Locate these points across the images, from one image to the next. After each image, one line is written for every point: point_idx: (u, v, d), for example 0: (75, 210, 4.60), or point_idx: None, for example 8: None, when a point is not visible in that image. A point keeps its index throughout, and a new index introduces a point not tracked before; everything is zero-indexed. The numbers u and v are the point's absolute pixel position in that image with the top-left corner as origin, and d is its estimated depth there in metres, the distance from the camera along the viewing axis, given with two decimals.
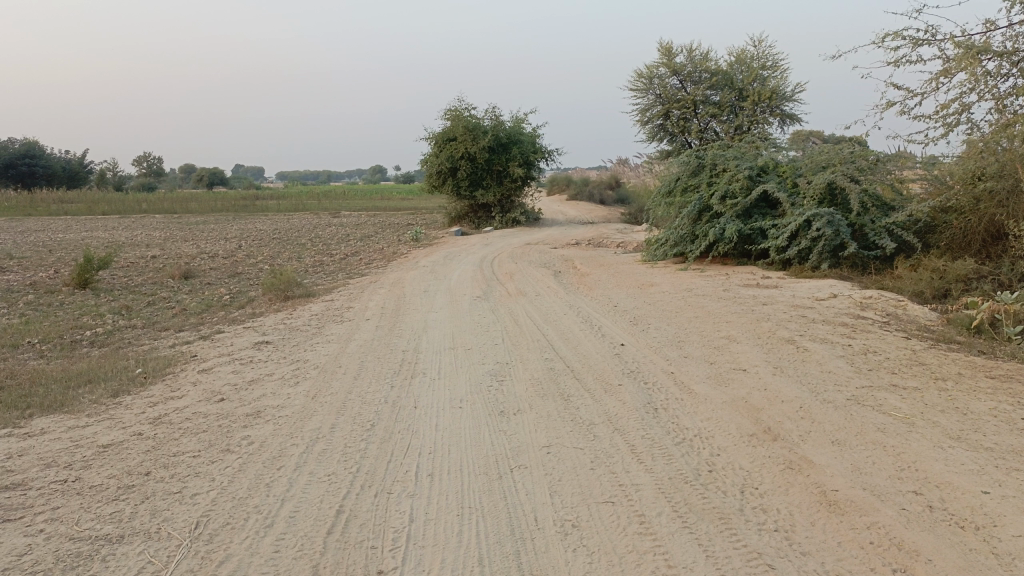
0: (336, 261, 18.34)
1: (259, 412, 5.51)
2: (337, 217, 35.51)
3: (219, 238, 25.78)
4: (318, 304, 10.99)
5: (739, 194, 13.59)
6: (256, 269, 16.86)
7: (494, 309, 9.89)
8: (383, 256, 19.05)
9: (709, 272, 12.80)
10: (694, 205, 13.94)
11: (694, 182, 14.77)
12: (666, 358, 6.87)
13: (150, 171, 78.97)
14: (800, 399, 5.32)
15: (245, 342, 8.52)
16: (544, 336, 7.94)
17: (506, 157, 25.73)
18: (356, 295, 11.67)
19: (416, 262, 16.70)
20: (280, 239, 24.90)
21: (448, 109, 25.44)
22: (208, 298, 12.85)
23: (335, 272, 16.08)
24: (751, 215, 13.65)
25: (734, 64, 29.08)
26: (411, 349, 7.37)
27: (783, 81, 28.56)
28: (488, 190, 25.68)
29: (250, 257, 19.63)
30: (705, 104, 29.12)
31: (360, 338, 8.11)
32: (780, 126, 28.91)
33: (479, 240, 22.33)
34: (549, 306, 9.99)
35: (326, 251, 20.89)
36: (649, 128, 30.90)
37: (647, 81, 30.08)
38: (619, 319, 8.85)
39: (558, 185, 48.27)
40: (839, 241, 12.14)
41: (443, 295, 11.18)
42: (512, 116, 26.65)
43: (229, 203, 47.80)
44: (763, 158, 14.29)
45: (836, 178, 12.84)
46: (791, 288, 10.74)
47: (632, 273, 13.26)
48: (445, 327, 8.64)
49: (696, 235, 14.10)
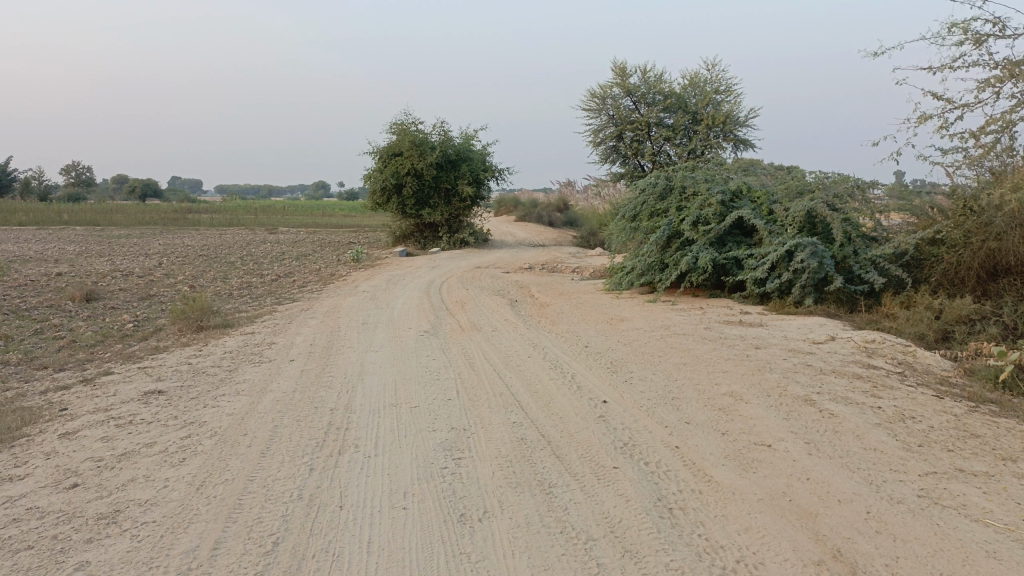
0: (266, 283, 16.55)
1: (116, 513, 3.90)
2: (273, 233, 33.47)
3: (138, 253, 23.60)
4: (234, 339, 9.30)
5: (712, 220, 12.47)
6: (173, 291, 14.96)
7: (445, 349, 8.37)
8: (318, 279, 17.33)
9: (682, 306, 11.59)
10: (664, 231, 12.73)
11: (662, 205, 13.60)
12: (662, 422, 5.50)
13: (78, 180, 74.77)
14: (861, 500, 3.99)
15: (132, 390, 6.81)
16: (508, 389, 6.49)
17: (455, 174, 24.33)
18: (283, 326, 10.00)
19: (355, 286, 15.07)
20: (207, 256, 22.86)
21: (394, 122, 23.97)
22: (107, 326, 11.00)
23: (262, 296, 14.32)
24: (726, 243, 12.51)
25: (687, 87, 28.45)
26: (340, 407, 5.80)
27: (737, 105, 27.97)
28: (435, 208, 24.25)
29: (169, 276, 17.66)
30: (659, 126, 28.34)
31: (277, 388, 6.51)
32: (734, 151, 28.27)
33: (425, 261, 20.76)
34: (512, 346, 8.52)
35: (256, 272, 19.04)
36: (602, 150, 29.90)
37: (600, 101, 29.20)
38: (594, 365, 7.46)
39: (506, 206, 47.10)
40: (824, 274, 11.06)
41: (385, 328, 9.62)
42: (461, 132, 25.30)
43: (160, 216, 44.97)
44: (736, 182, 13.25)
45: (817, 206, 11.83)
46: (779, 327, 9.57)
47: (598, 305, 11.96)
48: (386, 374, 7.09)
49: (665, 263, 12.88)
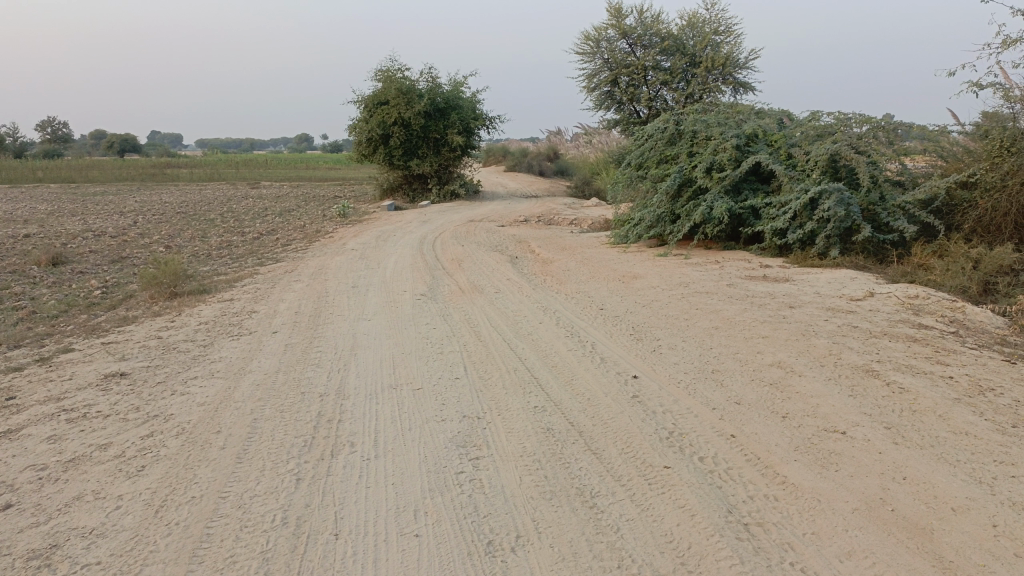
0: (247, 242, 15.59)
1: (52, 551, 3.11)
2: (256, 188, 32.25)
3: (113, 212, 22.49)
4: (211, 307, 8.43)
5: (727, 166, 11.58)
6: (147, 252, 13.97)
7: (446, 315, 7.55)
8: (304, 236, 16.38)
9: (696, 260, 10.77)
10: (675, 179, 11.84)
11: (671, 152, 12.68)
12: (708, 403, 4.72)
13: (55, 136, 72.39)
14: (979, 509, 3.23)
15: (91, 371, 5.96)
16: (522, 364, 5.69)
17: (444, 123, 23.18)
18: (265, 291, 9.13)
19: (343, 244, 14.15)
20: (186, 214, 21.77)
21: (379, 69, 22.69)
22: (73, 295, 10.07)
23: (244, 257, 13.38)
24: (741, 191, 11.64)
25: (685, 28, 27.14)
26: (331, 391, 4.99)
27: (736, 47, 26.71)
28: (424, 159, 23.17)
29: (144, 237, 16.64)
30: (656, 70, 27.10)
31: (257, 368, 5.67)
32: (734, 95, 27.11)
33: (415, 216, 19.78)
34: (520, 309, 7.70)
35: (237, 229, 18.03)
36: (597, 95, 28.69)
37: (594, 44, 27.89)
38: (615, 331, 6.67)
39: (495, 157, 45.81)
40: (850, 223, 10.27)
41: (377, 292, 8.76)
42: (450, 78, 24.03)
43: (139, 172, 43.43)
44: (751, 125, 12.32)
45: (841, 149, 10.97)
46: (808, 282, 8.79)
47: (605, 260, 11.13)
48: (382, 347, 6.26)
49: (676, 214, 12.01)
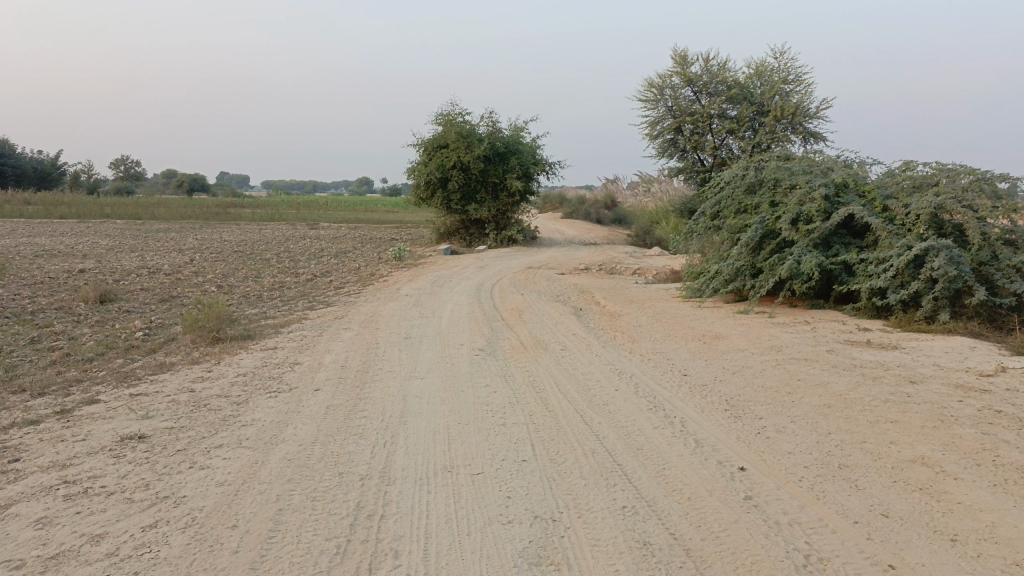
0: (299, 284, 15.08)
1: None
2: (314, 228, 32.22)
3: (171, 249, 22.43)
4: (253, 356, 7.75)
5: (816, 217, 10.57)
6: (197, 292, 13.54)
7: (507, 375, 6.69)
8: (357, 279, 15.80)
9: (782, 320, 9.72)
10: (758, 230, 10.87)
11: (751, 200, 11.75)
12: (845, 516, 3.73)
13: (128, 174, 74.95)
14: None
15: (108, 431, 5.26)
16: (601, 445, 4.77)
17: (503, 168, 22.65)
18: (310, 340, 8.42)
19: (396, 289, 13.49)
20: (241, 253, 21.57)
21: (439, 113, 22.41)
22: (113, 336, 9.54)
23: (293, 300, 12.81)
24: (831, 245, 10.60)
25: (752, 76, 26.32)
26: (374, 473, 4.15)
27: (807, 96, 25.65)
28: (482, 204, 22.63)
29: (197, 275, 16.31)
30: (722, 118, 26.23)
31: (291, 436, 4.88)
32: (804, 145, 25.94)
33: (471, 261, 19.11)
34: (591, 372, 6.79)
35: (290, 270, 17.60)
36: (659, 143, 27.96)
37: (658, 91, 27.28)
38: (706, 406, 5.70)
39: (551, 202, 45.27)
40: (960, 284, 9.13)
41: (431, 345, 7.98)
42: (510, 124, 23.61)
43: (203, 211, 44.14)
44: (840, 174, 11.32)
45: (947, 202, 9.89)
46: (920, 352, 7.67)
47: (679, 316, 10.16)
48: (436, 414, 5.42)
49: (758, 268, 10.99)
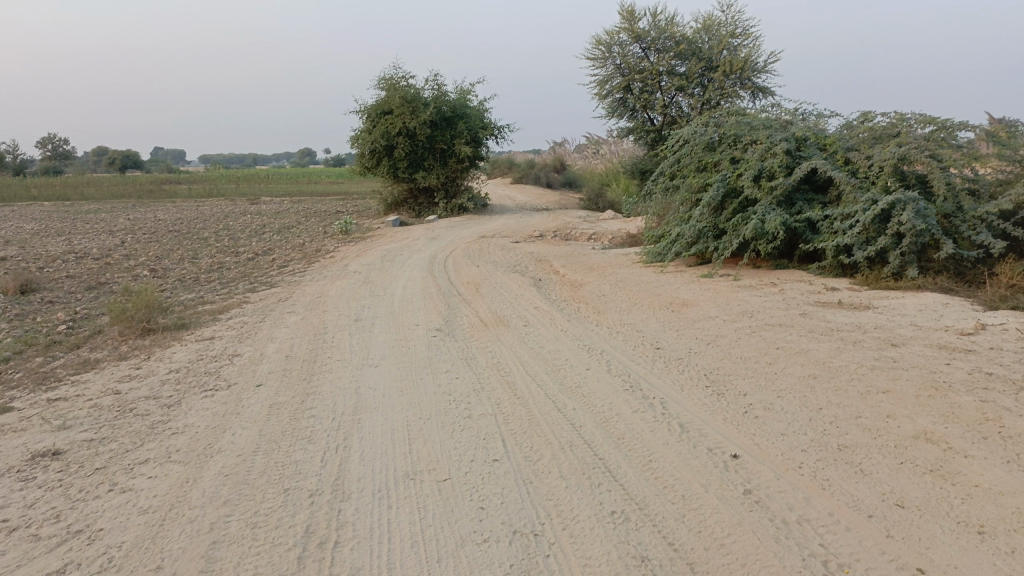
0: (241, 263, 14.26)
1: None
2: (256, 203, 31.01)
3: (102, 231, 21.19)
4: (188, 348, 7.08)
5: (778, 174, 10.24)
6: (129, 277, 12.65)
7: (469, 358, 6.18)
8: (302, 256, 15.03)
9: (748, 283, 9.40)
10: (719, 189, 10.49)
11: (711, 158, 11.36)
12: (858, 508, 3.35)
13: (55, 153, 71.30)
14: None
15: (18, 449, 4.61)
16: (580, 435, 4.32)
17: (451, 133, 21.88)
18: (252, 326, 7.77)
19: (344, 265, 12.81)
20: (178, 233, 20.48)
21: (381, 77, 21.46)
22: (34, 331, 8.72)
23: (234, 281, 12.05)
24: (794, 202, 10.31)
25: (700, 31, 25.91)
26: (326, 488, 3.63)
27: (755, 50, 25.35)
28: (430, 171, 21.88)
29: (130, 258, 15.33)
30: (671, 75, 25.81)
31: (230, 445, 4.31)
32: (753, 100, 25.71)
33: (422, 232, 18.45)
34: (559, 350, 6.33)
35: (231, 249, 16.70)
36: (609, 103, 27.47)
37: (606, 49, 26.73)
38: (687, 382, 5.30)
39: (500, 167, 44.54)
40: (927, 238, 8.92)
41: (385, 327, 7.42)
42: (456, 87, 22.78)
43: (138, 189, 42.27)
44: (800, 128, 11.00)
45: (910, 153, 9.64)
46: (894, 311, 7.40)
47: (643, 282, 9.77)
48: (394, 408, 4.90)
49: (720, 229, 10.65)
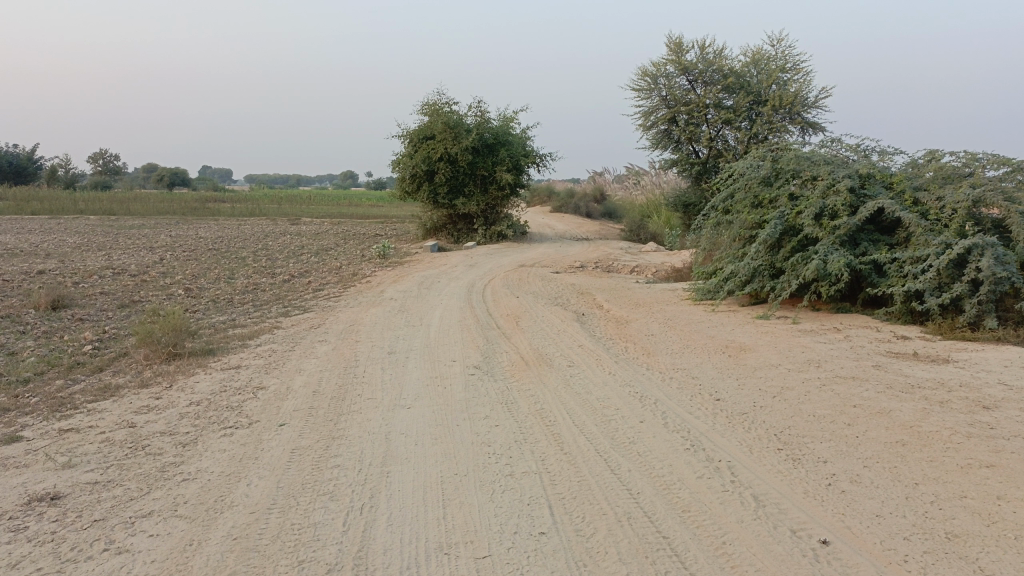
0: (275, 285, 13.98)
1: None
2: (296, 224, 31.05)
3: (142, 248, 21.22)
4: (212, 377, 6.70)
5: (841, 212, 9.63)
6: (162, 296, 12.43)
7: (509, 401, 5.66)
8: (338, 280, 14.71)
9: (808, 327, 8.76)
10: (777, 225, 9.89)
11: (767, 193, 10.78)
12: None
13: (106, 169, 73.06)
14: None
15: (16, 489, 4.21)
16: (640, 506, 3.78)
17: (493, 160, 21.58)
18: (280, 355, 7.38)
19: (379, 292, 12.44)
20: (216, 252, 20.41)
21: (425, 103, 21.32)
22: (59, 350, 8.44)
23: (267, 305, 11.74)
24: (858, 242, 9.67)
25: (749, 65, 25.40)
26: (348, 561, 3.14)
27: (806, 84, 24.73)
28: (471, 198, 21.57)
29: (165, 277, 15.17)
30: (717, 108, 25.28)
31: (245, 498, 3.86)
32: (802, 135, 25.02)
33: (460, 259, 18.06)
34: (607, 397, 5.78)
35: (267, 270, 16.49)
36: (653, 135, 27.00)
37: (651, 81, 26.32)
38: (755, 444, 4.72)
39: (540, 196, 44.24)
40: (1008, 286, 8.22)
41: (420, 362, 6.96)
42: (499, 114, 22.54)
43: (182, 206, 42.80)
44: (864, 165, 10.39)
45: (987, 195, 8.98)
46: (977, 367, 6.71)
47: (693, 322, 9.19)
48: (427, 461, 4.40)
49: (777, 268, 10.04)
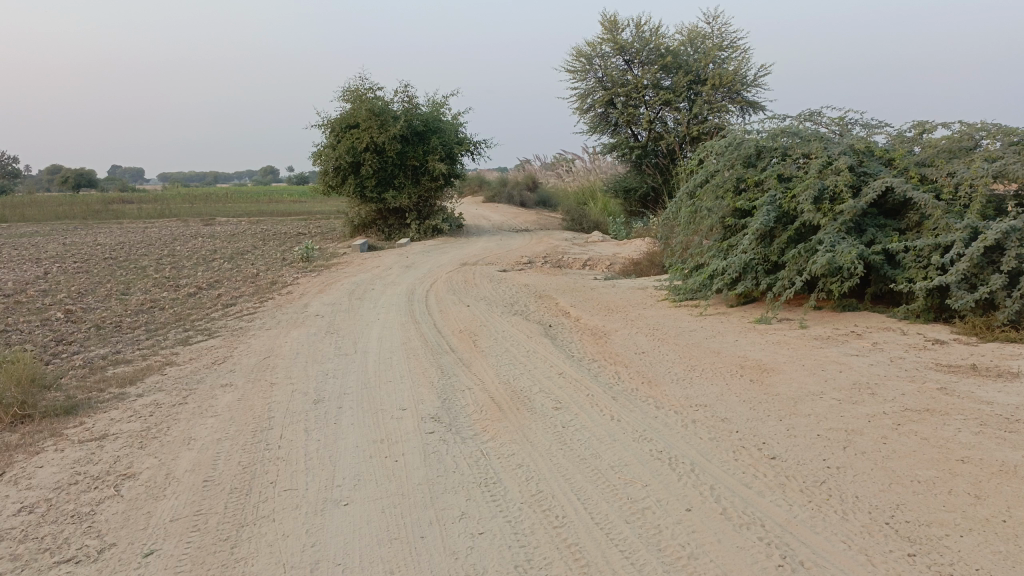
0: (178, 302, 11.85)
1: None
2: (210, 225, 28.38)
3: (26, 260, 18.49)
4: (62, 454, 4.75)
5: (844, 195, 8.25)
6: (34, 323, 10.19)
7: (489, 483, 3.98)
8: (254, 291, 12.64)
9: (822, 333, 7.36)
10: (771, 212, 8.47)
11: (751, 173, 9.32)
12: None
13: (5, 172, 67.44)
14: None
15: None
16: None
17: (423, 149, 19.70)
18: (167, 412, 5.49)
19: (302, 306, 10.51)
20: (114, 262, 17.92)
21: (345, 88, 19.27)
22: None
23: (164, 329, 9.65)
24: (864, 229, 8.33)
25: (686, 44, 24.20)
26: None
27: (745, 62, 23.66)
28: (401, 191, 19.67)
29: (45, 296, 12.79)
30: (656, 89, 24.00)
31: None
32: (742, 115, 23.99)
33: (393, 259, 16.17)
34: (624, 464, 4.17)
35: (171, 281, 14.27)
36: (590, 118, 25.58)
37: (586, 61, 24.86)
38: (872, 547, 3.19)
39: (470, 187, 42.37)
40: None
41: (357, 415, 5.19)
42: (428, 100, 20.67)
43: (82, 210, 39.14)
44: (859, 140, 9.04)
45: (1010, 168, 7.72)
46: None
47: (686, 332, 7.69)
48: None
49: (772, 262, 8.62)
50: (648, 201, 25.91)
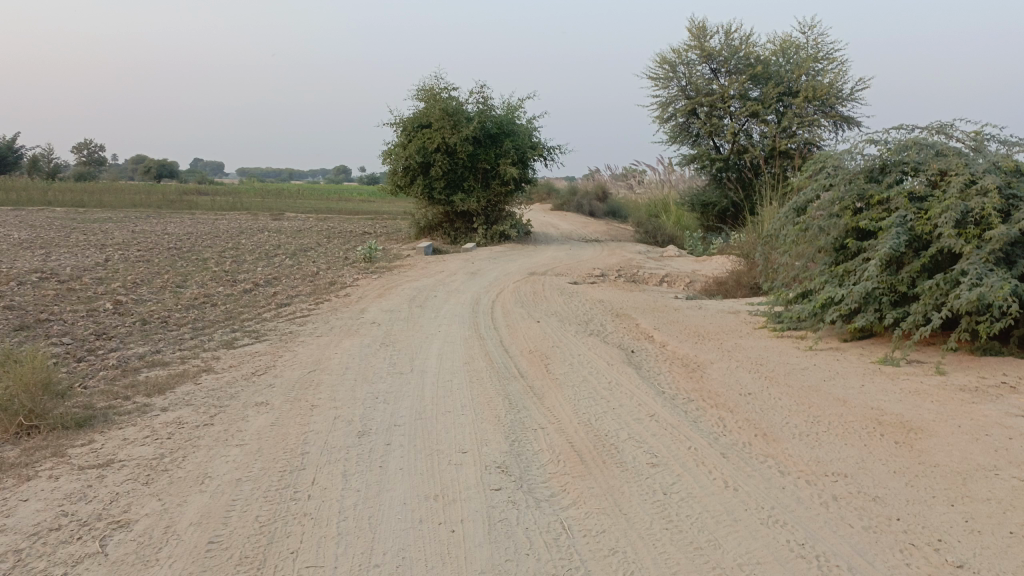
0: (231, 299, 11.20)
1: None
2: (276, 220, 28.14)
3: (92, 246, 18.35)
4: (55, 485, 3.97)
5: (993, 220, 6.93)
6: (80, 314, 9.65)
7: None
8: (311, 291, 11.93)
9: (966, 382, 6.11)
10: (900, 236, 7.23)
11: (875, 189, 8.05)
12: None
13: (91, 160, 69.74)
14: None
15: None
16: None
17: (495, 152, 18.83)
18: (187, 436, 4.68)
19: (358, 312, 9.69)
20: (177, 252, 17.59)
21: (419, 86, 18.60)
22: None
23: (210, 328, 8.95)
24: (1013, 261, 7.00)
25: (778, 53, 22.70)
26: None
27: (841, 75, 22.03)
28: (470, 193, 18.86)
29: (100, 285, 12.36)
30: (743, 100, 22.62)
31: None
32: (835, 131, 22.34)
33: (457, 264, 15.33)
34: (757, 565, 3.11)
35: (228, 276, 13.71)
36: (670, 128, 24.34)
37: (670, 68, 23.65)
38: None
39: (539, 195, 41.35)
40: None
41: (408, 458, 4.24)
42: (503, 102, 19.82)
43: (157, 199, 39.73)
44: (1009, 156, 7.68)
45: None
46: None
47: (795, 371, 6.53)
48: None
49: (898, 294, 7.36)
50: (727, 216, 24.46)
